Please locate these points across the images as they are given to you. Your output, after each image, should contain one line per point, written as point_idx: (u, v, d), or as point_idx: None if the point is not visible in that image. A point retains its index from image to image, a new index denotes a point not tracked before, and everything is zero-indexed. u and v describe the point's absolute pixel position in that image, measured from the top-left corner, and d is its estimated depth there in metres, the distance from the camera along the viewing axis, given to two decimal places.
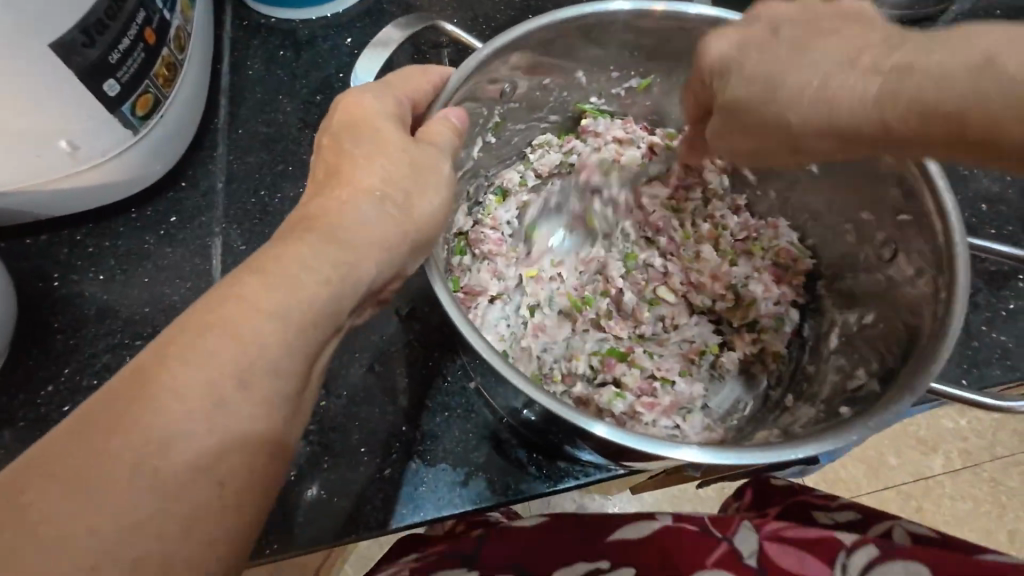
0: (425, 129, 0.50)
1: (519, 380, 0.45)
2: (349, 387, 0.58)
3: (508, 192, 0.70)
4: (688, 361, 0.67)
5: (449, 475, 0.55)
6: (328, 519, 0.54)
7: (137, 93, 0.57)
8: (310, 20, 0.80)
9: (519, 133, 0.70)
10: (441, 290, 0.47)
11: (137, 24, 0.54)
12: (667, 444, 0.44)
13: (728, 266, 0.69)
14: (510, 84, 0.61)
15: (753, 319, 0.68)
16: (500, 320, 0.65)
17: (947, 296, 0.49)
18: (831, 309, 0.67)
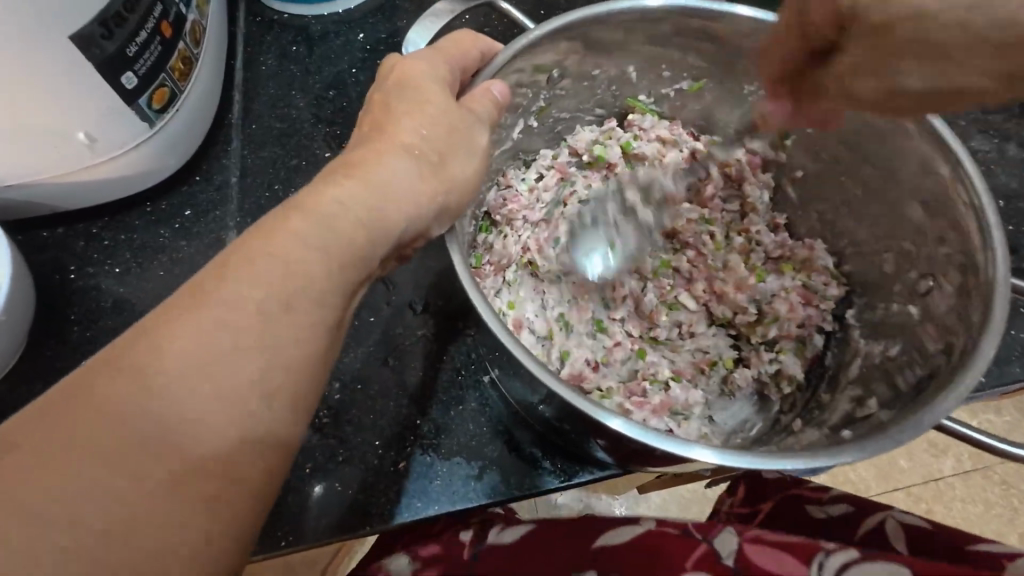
0: (473, 103, 0.50)
1: (531, 362, 0.44)
2: (364, 380, 0.58)
3: (534, 163, 0.71)
4: (698, 371, 0.66)
5: (463, 470, 0.55)
6: (342, 513, 0.53)
7: (154, 86, 0.58)
8: (323, 16, 0.80)
9: (563, 122, 0.70)
10: (459, 265, 0.46)
11: (154, 17, 0.55)
12: (689, 443, 0.43)
13: (756, 280, 0.69)
14: (558, 71, 0.61)
15: (772, 338, 0.67)
16: (522, 301, 0.65)
17: (983, 309, 0.48)
18: (856, 340, 0.65)
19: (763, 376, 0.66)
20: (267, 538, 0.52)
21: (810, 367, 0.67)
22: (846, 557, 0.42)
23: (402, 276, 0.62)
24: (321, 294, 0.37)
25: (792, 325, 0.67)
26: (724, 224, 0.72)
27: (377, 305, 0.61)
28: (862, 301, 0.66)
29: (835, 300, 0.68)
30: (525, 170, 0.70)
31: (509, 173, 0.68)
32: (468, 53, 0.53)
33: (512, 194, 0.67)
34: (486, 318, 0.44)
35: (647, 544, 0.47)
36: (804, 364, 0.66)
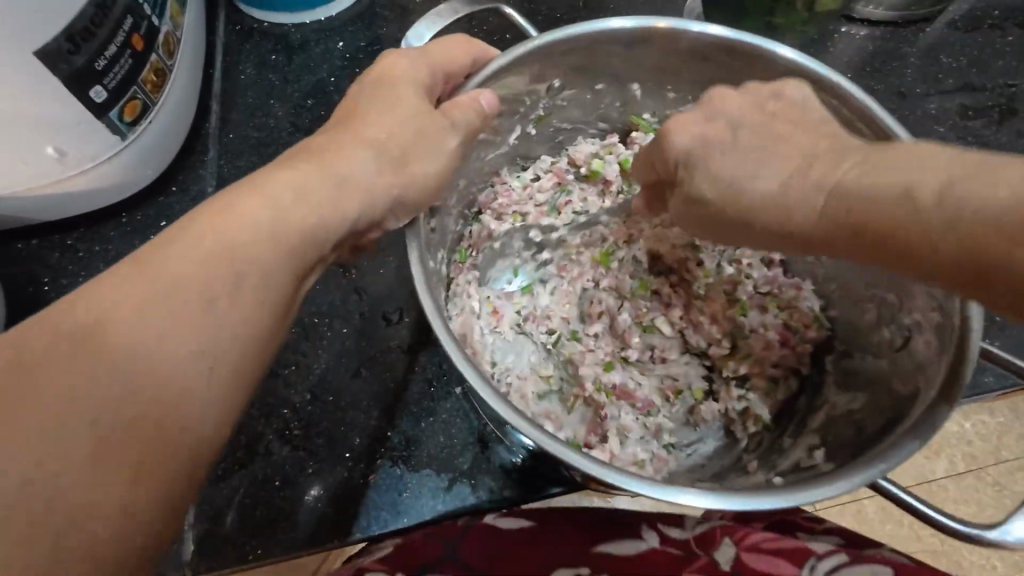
0: (454, 108, 0.49)
1: (481, 389, 0.43)
2: (336, 392, 0.58)
3: (533, 165, 0.70)
4: (663, 397, 0.65)
5: (433, 482, 0.55)
6: (312, 525, 0.54)
7: (125, 99, 0.58)
8: (303, 24, 0.80)
9: (564, 131, 0.69)
10: (415, 266, 0.46)
11: (124, 31, 0.55)
12: (646, 486, 0.41)
13: (738, 314, 0.66)
14: (558, 81, 0.60)
15: (744, 374, 0.65)
16: (485, 312, 0.64)
17: (950, 355, 0.46)
18: (829, 388, 0.63)
19: (728, 413, 0.64)
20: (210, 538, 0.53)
21: (779, 409, 0.64)
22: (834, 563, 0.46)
23: (376, 286, 0.62)
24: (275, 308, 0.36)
25: (766, 364, 0.65)
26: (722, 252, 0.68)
27: (351, 316, 0.61)
28: (843, 348, 0.64)
29: (817, 343, 0.65)
30: (518, 173, 0.70)
31: (510, 171, 0.69)
32: (460, 61, 0.52)
33: (497, 196, 0.67)
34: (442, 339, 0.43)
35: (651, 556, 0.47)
36: (773, 406, 0.64)
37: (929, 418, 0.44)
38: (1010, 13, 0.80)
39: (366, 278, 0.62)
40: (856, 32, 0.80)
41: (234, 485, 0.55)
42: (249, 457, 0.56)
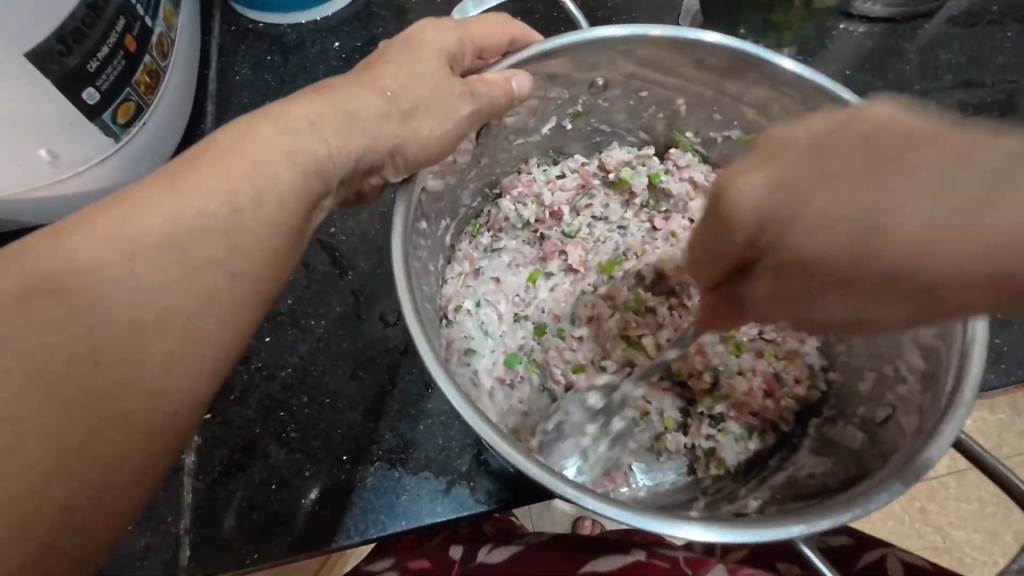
0: (477, 81, 0.47)
1: (456, 398, 0.40)
2: (332, 394, 0.58)
3: (565, 159, 0.66)
4: (627, 416, 0.59)
5: (432, 485, 0.55)
6: (306, 529, 0.53)
7: (118, 100, 0.57)
8: (299, 24, 0.79)
9: (601, 133, 0.64)
10: (399, 221, 0.46)
11: (117, 31, 0.54)
12: (641, 513, 0.39)
13: (730, 353, 0.60)
14: (604, 77, 0.55)
15: (721, 415, 0.59)
16: (469, 292, 0.60)
17: (950, 399, 0.43)
18: (803, 455, 0.56)
19: (691, 452, 0.58)
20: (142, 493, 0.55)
21: (752, 460, 0.58)
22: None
23: (376, 288, 0.62)
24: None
25: (745, 411, 0.59)
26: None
27: (349, 318, 0.61)
28: (830, 415, 0.58)
29: (805, 403, 0.60)
30: (545, 163, 0.65)
31: (543, 160, 0.65)
32: (495, 40, 0.49)
33: (513, 184, 0.63)
34: (417, 337, 0.42)
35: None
36: (744, 456, 0.57)
37: (885, 485, 0.41)
38: (1009, 8, 0.80)
39: (363, 280, 0.62)
40: (856, 29, 0.80)
41: (232, 488, 0.55)
42: (247, 460, 0.56)
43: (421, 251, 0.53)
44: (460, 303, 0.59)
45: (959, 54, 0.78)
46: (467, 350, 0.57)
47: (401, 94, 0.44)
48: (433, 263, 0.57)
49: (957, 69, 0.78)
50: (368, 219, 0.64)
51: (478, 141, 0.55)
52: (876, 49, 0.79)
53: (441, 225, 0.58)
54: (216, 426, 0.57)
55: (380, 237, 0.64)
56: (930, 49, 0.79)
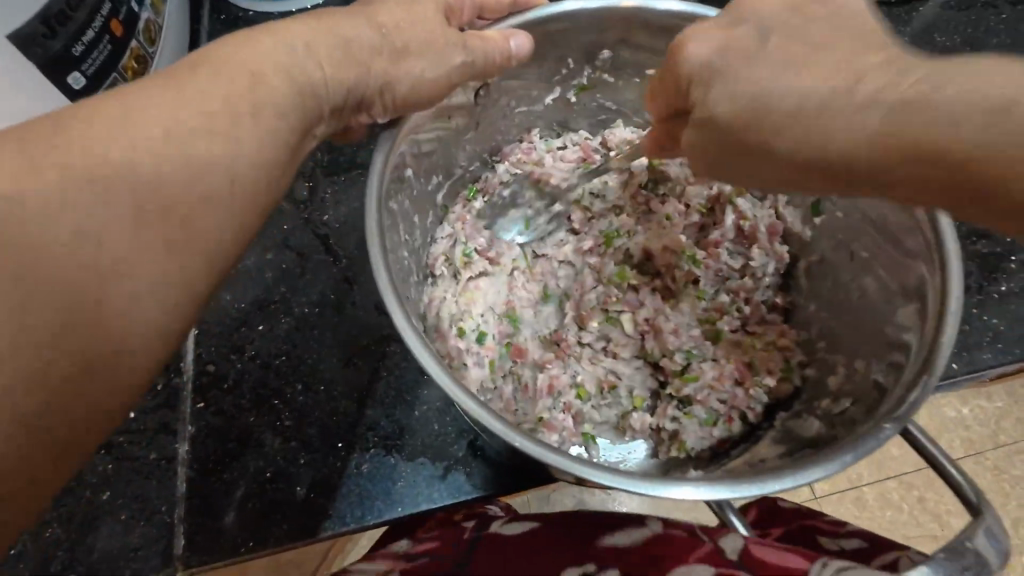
0: (473, 35, 0.46)
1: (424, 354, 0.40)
2: (325, 380, 0.57)
3: (569, 133, 0.64)
4: (595, 388, 0.56)
5: (428, 470, 0.54)
6: (296, 515, 0.53)
7: (104, 86, 0.56)
8: (289, 12, 0.78)
9: (605, 110, 0.61)
10: (377, 173, 0.45)
11: (102, 15, 0.53)
12: (615, 473, 0.37)
13: (709, 337, 0.56)
14: (608, 50, 0.53)
15: (688, 398, 0.54)
16: (449, 250, 0.58)
17: (925, 355, 0.40)
18: (762, 447, 0.50)
19: (655, 432, 0.55)
20: (132, 464, 0.55)
21: (717, 447, 0.53)
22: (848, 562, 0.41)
23: (370, 277, 0.61)
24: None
25: (713, 396, 0.54)
26: (738, 263, 0.57)
27: (342, 305, 0.60)
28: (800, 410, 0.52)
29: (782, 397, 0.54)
30: (548, 137, 0.63)
31: (547, 132, 0.63)
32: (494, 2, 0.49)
33: (510, 153, 0.62)
34: (388, 303, 0.41)
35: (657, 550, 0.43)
36: (707, 442, 0.53)
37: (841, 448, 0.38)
38: None
39: (356, 268, 0.61)
40: None
41: (228, 476, 0.54)
42: (241, 449, 0.55)
43: (403, 207, 0.52)
44: (441, 261, 0.58)
45: (953, 36, 0.78)
46: (445, 310, 0.55)
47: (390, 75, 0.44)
48: (420, 218, 0.56)
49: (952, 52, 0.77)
50: (360, 208, 0.63)
51: (477, 102, 0.55)
52: None
53: (433, 181, 0.57)
54: (212, 417, 0.56)
55: None
56: (924, 31, 0.78)
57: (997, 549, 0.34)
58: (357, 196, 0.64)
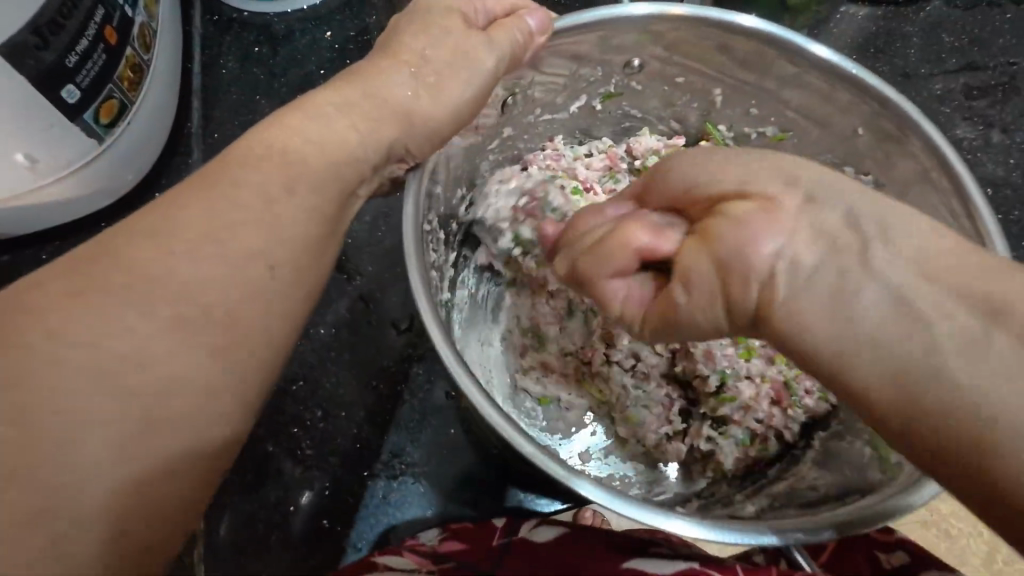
0: (496, 29, 0.44)
1: (463, 381, 0.37)
2: (348, 406, 0.55)
3: (592, 139, 0.62)
4: (626, 406, 0.54)
5: (458, 496, 0.53)
6: (324, 546, 0.51)
7: (100, 98, 0.53)
8: (286, 13, 0.74)
9: (630, 117, 0.60)
10: (409, 200, 0.42)
11: (96, 22, 0.50)
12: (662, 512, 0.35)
13: (743, 358, 0.51)
14: (640, 58, 0.51)
15: (723, 416, 0.51)
16: (470, 270, 0.58)
17: None
18: (808, 471, 0.47)
19: (690, 450, 0.52)
20: None
21: (750, 466, 0.51)
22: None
23: (386, 294, 0.59)
24: (290, 322, 0.33)
25: (749, 415, 0.50)
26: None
27: (359, 326, 0.58)
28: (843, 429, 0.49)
29: (820, 417, 0.50)
30: (572, 144, 0.61)
31: (571, 140, 0.61)
32: (519, 3, 0.46)
33: (533, 159, 0.59)
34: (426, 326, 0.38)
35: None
36: (744, 463, 0.50)
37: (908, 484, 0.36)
38: None
39: (372, 284, 0.59)
40: (858, 12, 0.78)
41: (247, 508, 0.52)
42: (259, 480, 0.52)
43: (432, 223, 0.49)
44: (461, 279, 0.57)
45: (961, 35, 0.78)
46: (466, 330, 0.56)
47: (421, 99, 0.41)
48: (443, 232, 0.53)
49: (960, 51, 0.77)
50: (373, 221, 0.61)
51: (504, 110, 0.52)
52: (879, 32, 0.78)
53: (457, 193, 0.54)
54: None
55: (388, 240, 0.60)
56: (932, 31, 0.78)
57: None
58: (370, 209, 0.61)
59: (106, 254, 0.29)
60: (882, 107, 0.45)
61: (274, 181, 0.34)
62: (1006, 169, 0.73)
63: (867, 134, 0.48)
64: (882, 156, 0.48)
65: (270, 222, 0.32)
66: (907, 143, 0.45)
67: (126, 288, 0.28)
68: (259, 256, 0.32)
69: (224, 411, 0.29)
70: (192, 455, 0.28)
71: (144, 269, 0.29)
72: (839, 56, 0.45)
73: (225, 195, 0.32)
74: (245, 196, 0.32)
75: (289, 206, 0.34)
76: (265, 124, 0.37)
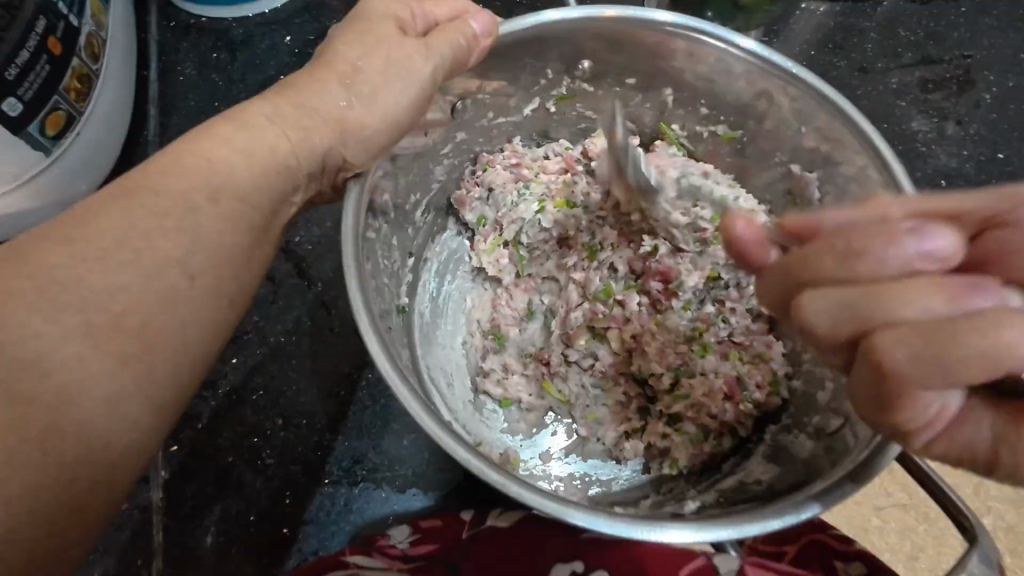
0: (436, 35, 0.44)
1: (404, 390, 0.37)
2: (308, 414, 0.55)
3: (550, 140, 0.62)
4: (583, 404, 0.55)
5: (420, 501, 0.53)
6: (284, 557, 0.51)
7: (46, 110, 0.52)
8: (244, 18, 0.74)
9: (585, 119, 0.60)
10: (351, 210, 0.42)
11: (37, 33, 0.49)
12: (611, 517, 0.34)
13: (696, 355, 0.54)
14: (587, 60, 0.52)
15: (677, 413, 0.52)
16: (432, 275, 0.59)
17: None
18: (756, 465, 0.48)
19: (648, 448, 0.53)
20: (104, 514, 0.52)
21: (706, 463, 0.51)
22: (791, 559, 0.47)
23: (343, 299, 0.59)
24: None
25: (703, 413, 0.52)
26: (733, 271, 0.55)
27: (320, 333, 0.57)
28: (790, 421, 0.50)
29: (770, 410, 0.52)
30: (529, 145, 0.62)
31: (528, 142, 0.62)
32: (464, 8, 0.46)
33: (491, 162, 0.59)
34: (364, 334, 0.38)
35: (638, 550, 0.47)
36: (699, 458, 0.51)
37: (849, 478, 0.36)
38: None
39: (332, 291, 0.59)
40: (816, 8, 0.80)
41: (205, 520, 0.52)
42: (219, 491, 0.52)
43: (382, 230, 0.49)
44: (420, 284, 0.58)
45: (917, 30, 0.79)
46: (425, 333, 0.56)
47: (356, 109, 0.42)
48: (400, 237, 0.54)
49: (915, 46, 0.78)
50: (330, 227, 0.60)
51: (453, 116, 0.53)
52: (837, 27, 0.79)
53: (411, 199, 0.55)
54: (184, 458, 0.53)
55: None
56: (888, 26, 0.79)
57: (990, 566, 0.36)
58: (327, 214, 0.61)
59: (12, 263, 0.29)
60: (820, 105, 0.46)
61: (198, 190, 0.34)
62: (960, 161, 0.74)
63: (809, 131, 0.49)
64: (826, 152, 0.49)
65: (189, 230, 0.33)
66: (847, 142, 0.46)
67: (29, 296, 0.28)
68: (176, 264, 0.32)
69: (134, 417, 0.29)
70: (104, 464, 0.28)
71: (51, 277, 0.28)
72: (764, 50, 0.47)
73: (145, 204, 0.32)
74: (165, 205, 0.32)
75: (212, 215, 0.34)
76: (193, 134, 0.37)
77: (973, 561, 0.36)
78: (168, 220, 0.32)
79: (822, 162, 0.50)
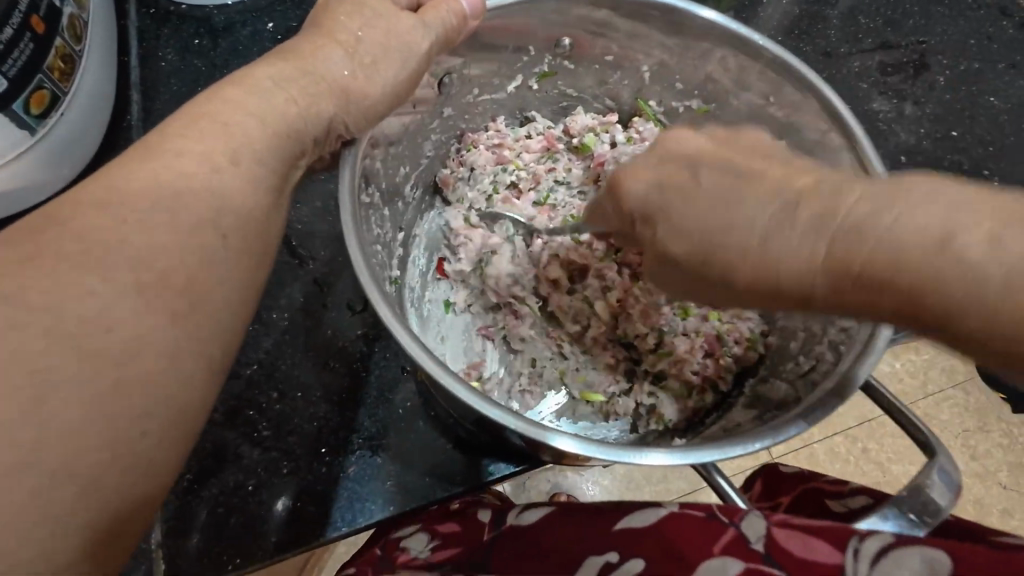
0: (428, 11, 0.46)
1: (404, 338, 0.39)
2: (304, 387, 0.56)
3: (531, 122, 0.64)
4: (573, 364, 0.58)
5: (417, 466, 0.54)
6: (288, 526, 0.52)
7: (30, 88, 0.52)
8: (226, 5, 0.74)
9: (567, 96, 0.62)
10: (345, 174, 0.43)
11: (21, 10, 0.49)
12: (605, 448, 0.37)
13: (676, 316, 0.57)
14: (568, 38, 0.54)
15: (661, 371, 0.55)
16: (419, 249, 0.61)
17: None
18: (736, 412, 0.52)
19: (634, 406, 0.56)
20: None
21: (690, 417, 0.54)
22: (881, 541, 0.37)
23: (339, 278, 0.60)
24: (237, 289, 0.33)
25: (686, 368, 0.55)
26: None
27: (313, 308, 0.58)
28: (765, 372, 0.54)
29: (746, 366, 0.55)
30: (514, 127, 0.64)
31: (510, 123, 0.64)
32: None
33: (476, 139, 0.61)
34: (366, 288, 0.39)
35: (672, 531, 0.41)
36: (684, 413, 0.54)
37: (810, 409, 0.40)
38: None
39: (324, 269, 0.60)
40: None
41: (205, 493, 0.52)
42: (219, 464, 0.53)
43: (375, 199, 0.51)
44: (407, 257, 0.59)
45: (877, 17, 0.83)
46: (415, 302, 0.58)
47: (359, 79, 0.43)
48: (390, 209, 0.55)
49: (875, 32, 0.83)
50: (322, 208, 0.62)
51: (440, 91, 0.55)
52: (802, 15, 0.83)
53: (401, 172, 0.56)
54: None
55: (338, 223, 0.61)
56: (851, 14, 0.83)
57: (949, 487, 0.38)
58: (317, 195, 0.62)
59: (57, 226, 0.30)
60: (787, 76, 0.49)
61: (198, 148, 0.34)
62: (919, 139, 0.79)
63: (777, 103, 0.52)
64: (793, 124, 0.52)
65: (209, 193, 0.33)
66: (809, 111, 0.49)
67: (67, 257, 0.29)
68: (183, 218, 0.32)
69: (175, 372, 0.30)
70: None
71: (76, 236, 0.29)
72: (729, 20, 0.48)
73: (167, 164, 0.33)
74: (188, 165, 0.33)
75: (234, 175, 0.35)
76: (202, 101, 0.38)
77: (929, 476, 0.38)
78: (196, 180, 0.33)
79: (790, 132, 0.53)
